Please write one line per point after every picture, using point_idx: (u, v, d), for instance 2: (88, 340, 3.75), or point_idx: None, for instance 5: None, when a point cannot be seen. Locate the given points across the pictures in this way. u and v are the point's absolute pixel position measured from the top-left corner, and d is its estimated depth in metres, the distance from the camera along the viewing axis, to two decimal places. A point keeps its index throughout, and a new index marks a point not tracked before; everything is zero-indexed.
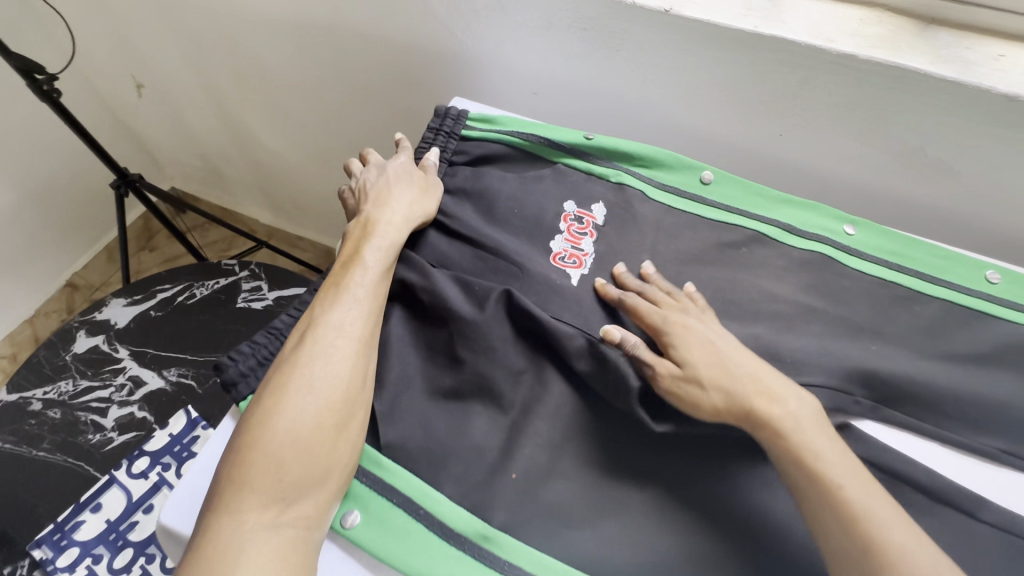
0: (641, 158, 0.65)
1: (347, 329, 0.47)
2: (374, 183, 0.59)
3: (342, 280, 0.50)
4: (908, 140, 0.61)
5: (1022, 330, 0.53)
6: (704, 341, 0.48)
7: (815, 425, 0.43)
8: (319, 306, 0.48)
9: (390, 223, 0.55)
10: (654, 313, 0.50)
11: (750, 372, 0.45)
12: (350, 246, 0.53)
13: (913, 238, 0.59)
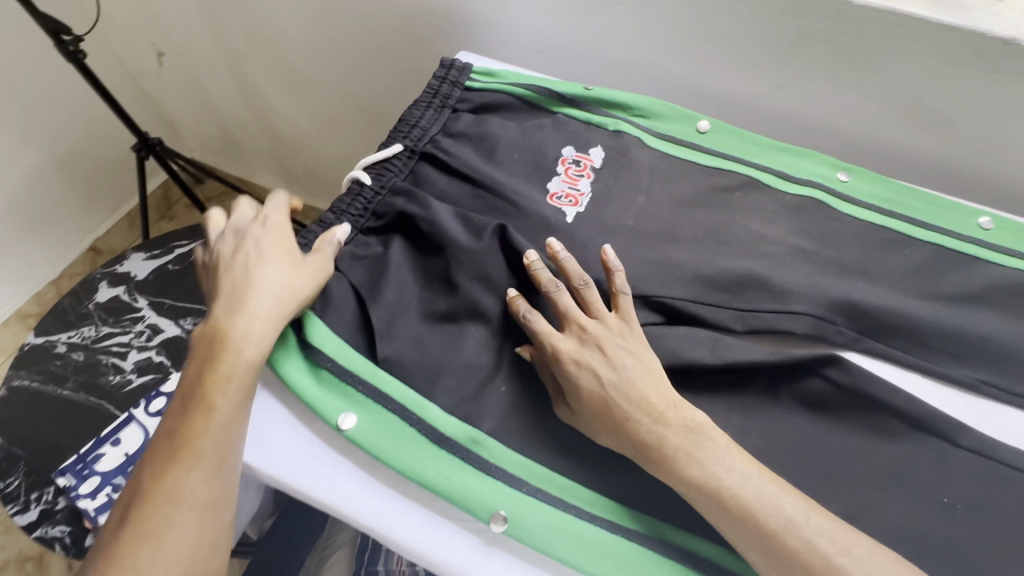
0: (639, 109, 0.66)
1: (183, 489, 0.40)
2: (227, 265, 0.49)
3: (179, 422, 0.42)
4: (906, 90, 0.61)
5: (1010, 271, 0.54)
6: (599, 369, 0.44)
7: (697, 457, 0.40)
8: (150, 465, 0.41)
9: (241, 332, 0.45)
10: (549, 345, 0.46)
11: (638, 408, 0.42)
12: (193, 369, 0.44)
13: (907, 186, 0.60)
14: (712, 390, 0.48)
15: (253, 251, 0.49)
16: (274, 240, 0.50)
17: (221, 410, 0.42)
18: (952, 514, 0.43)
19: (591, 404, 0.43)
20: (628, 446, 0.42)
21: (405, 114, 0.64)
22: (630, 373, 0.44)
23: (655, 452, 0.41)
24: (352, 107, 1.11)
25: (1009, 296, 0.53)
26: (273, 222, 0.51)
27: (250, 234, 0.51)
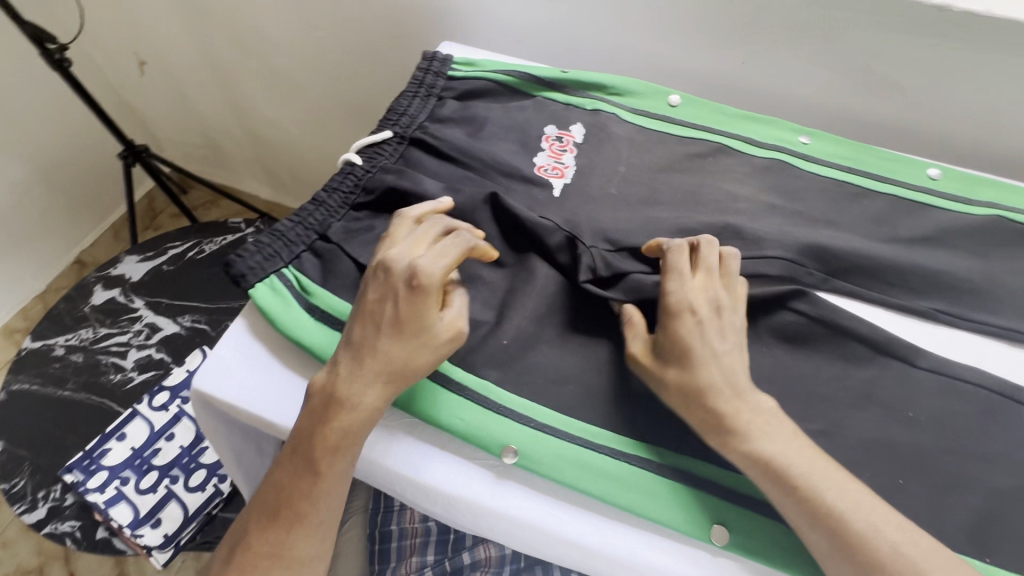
0: (615, 88, 0.70)
1: (288, 547, 0.43)
2: (363, 318, 0.45)
3: (289, 479, 0.43)
4: (856, 58, 0.67)
5: (956, 214, 0.60)
6: (712, 332, 0.45)
7: (767, 439, 0.41)
8: (261, 511, 0.44)
9: (351, 404, 0.43)
10: (672, 287, 0.47)
11: (725, 383, 0.43)
12: (305, 422, 0.44)
13: (863, 146, 0.65)
14: None
15: (387, 310, 0.44)
16: (414, 304, 0.44)
17: (327, 480, 0.43)
18: (917, 426, 0.47)
19: (688, 355, 0.44)
20: (705, 415, 0.43)
21: (393, 105, 0.67)
22: (725, 352, 0.45)
23: (732, 432, 0.42)
24: (338, 107, 1.14)
25: (959, 236, 0.58)
26: (428, 287, 0.44)
27: (400, 287, 0.44)
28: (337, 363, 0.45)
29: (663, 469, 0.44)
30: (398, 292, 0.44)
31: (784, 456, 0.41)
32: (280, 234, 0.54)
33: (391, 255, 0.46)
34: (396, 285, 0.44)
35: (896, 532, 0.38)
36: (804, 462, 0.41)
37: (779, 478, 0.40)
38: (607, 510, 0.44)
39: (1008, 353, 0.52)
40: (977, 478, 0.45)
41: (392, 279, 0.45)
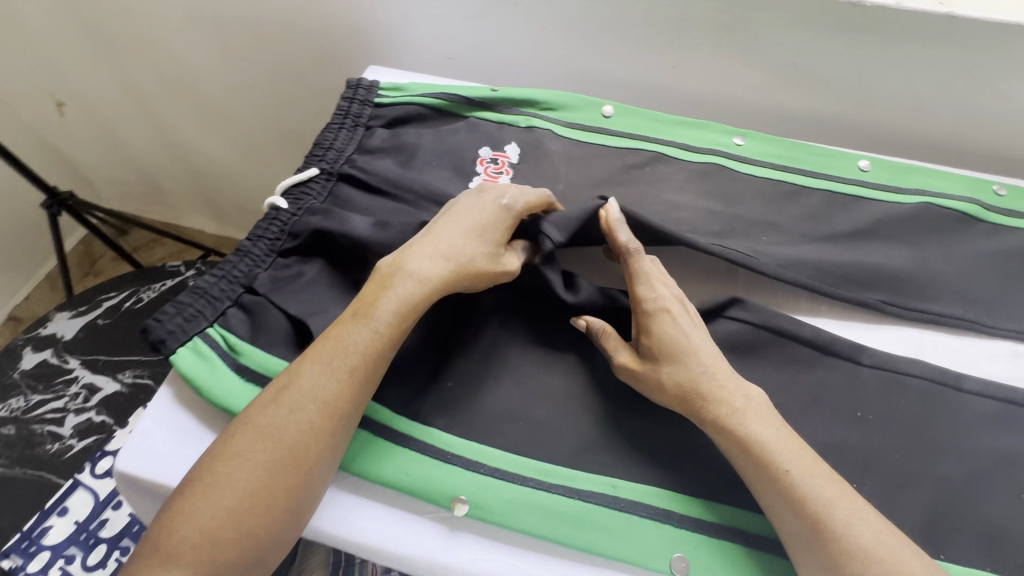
0: (548, 103, 0.69)
1: (336, 399, 0.42)
2: (447, 217, 0.49)
3: (345, 334, 0.43)
4: (781, 56, 0.67)
5: (888, 204, 0.60)
6: (688, 325, 0.46)
7: (764, 417, 0.42)
8: (312, 361, 0.43)
9: (416, 276, 0.45)
10: (640, 289, 0.48)
11: (716, 367, 0.45)
12: (368, 289, 0.46)
13: (794, 142, 0.66)
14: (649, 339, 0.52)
15: (467, 216, 0.48)
16: (495, 217, 0.48)
17: (382, 340, 0.44)
18: (865, 426, 0.48)
19: (677, 349, 0.45)
20: (706, 403, 0.43)
21: (318, 138, 0.65)
22: (704, 342, 0.46)
23: (731, 414, 0.42)
24: (274, 136, 1.10)
25: (891, 227, 0.59)
26: (511, 208, 0.49)
27: (488, 202, 0.49)
28: (413, 244, 0.47)
29: (620, 502, 0.43)
30: (485, 204, 0.49)
31: (772, 445, 0.41)
32: (201, 291, 0.51)
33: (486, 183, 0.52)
34: (484, 201, 0.49)
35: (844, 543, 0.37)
36: (793, 449, 0.41)
37: (765, 463, 0.41)
38: (567, 552, 0.43)
39: (945, 340, 0.53)
40: (926, 472, 0.45)
41: (476, 201, 0.50)
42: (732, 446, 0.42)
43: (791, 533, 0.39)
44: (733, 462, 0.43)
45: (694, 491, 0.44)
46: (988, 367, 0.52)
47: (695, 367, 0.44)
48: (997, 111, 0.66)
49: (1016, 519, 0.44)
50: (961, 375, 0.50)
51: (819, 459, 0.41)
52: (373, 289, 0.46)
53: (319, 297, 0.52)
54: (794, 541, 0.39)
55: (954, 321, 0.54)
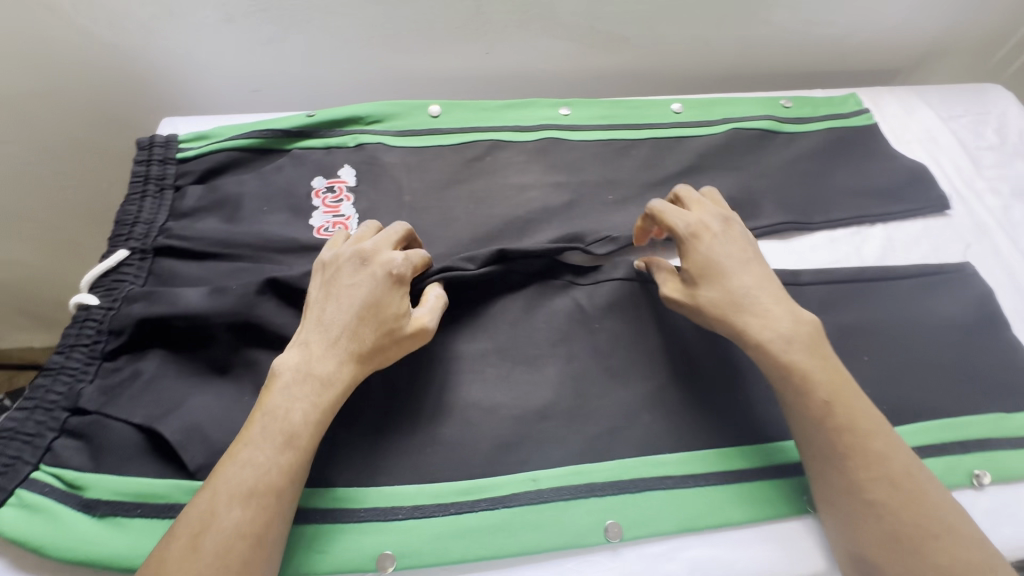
0: (372, 116, 0.66)
1: (267, 532, 0.38)
2: (342, 295, 0.44)
3: (261, 451, 0.39)
4: (579, 23, 0.70)
5: (703, 139, 0.67)
6: (725, 245, 0.48)
7: (806, 347, 0.44)
8: (225, 491, 0.38)
9: (320, 377, 0.42)
10: (675, 218, 0.49)
11: (755, 287, 0.46)
12: (274, 399, 0.41)
13: (614, 102, 0.70)
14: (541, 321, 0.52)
15: (354, 300, 0.44)
16: (386, 295, 0.44)
17: (303, 450, 0.40)
18: None
19: (715, 271, 0.47)
20: (742, 319, 0.45)
21: (119, 215, 0.56)
22: (750, 268, 0.47)
23: (773, 344, 0.44)
24: (78, 228, 0.92)
25: (711, 158, 0.65)
26: (405, 274, 0.46)
27: (376, 276, 0.45)
28: (314, 336, 0.43)
29: (544, 494, 0.43)
30: (374, 279, 0.45)
31: (811, 378, 0.43)
32: (10, 434, 0.42)
33: (368, 248, 0.46)
34: (374, 273, 0.45)
35: (870, 481, 0.40)
36: (833, 383, 0.43)
37: (802, 394, 0.43)
38: (507, 562, 0.42)
39: (781, 245, 0.59)
40: None
41: (359, 275, 0.45)
42: (779, 373, 0.43)
43: (823, 468, 0.42)
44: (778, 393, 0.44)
45: (608, 455, 0.45)
46: (814, 258, 0.58)
47: (733, 293, 0.46)
48: (765, 37, 0.75)
49: (866, 381, 0.50)
50: (797, 271, 0.56)
51: (858, 393, 0.43)
52: (279, 397, 0.41)
53: (168, 393, 0.45)
54: (819, 467, 0.42)
55: (783, 225, 0.59)
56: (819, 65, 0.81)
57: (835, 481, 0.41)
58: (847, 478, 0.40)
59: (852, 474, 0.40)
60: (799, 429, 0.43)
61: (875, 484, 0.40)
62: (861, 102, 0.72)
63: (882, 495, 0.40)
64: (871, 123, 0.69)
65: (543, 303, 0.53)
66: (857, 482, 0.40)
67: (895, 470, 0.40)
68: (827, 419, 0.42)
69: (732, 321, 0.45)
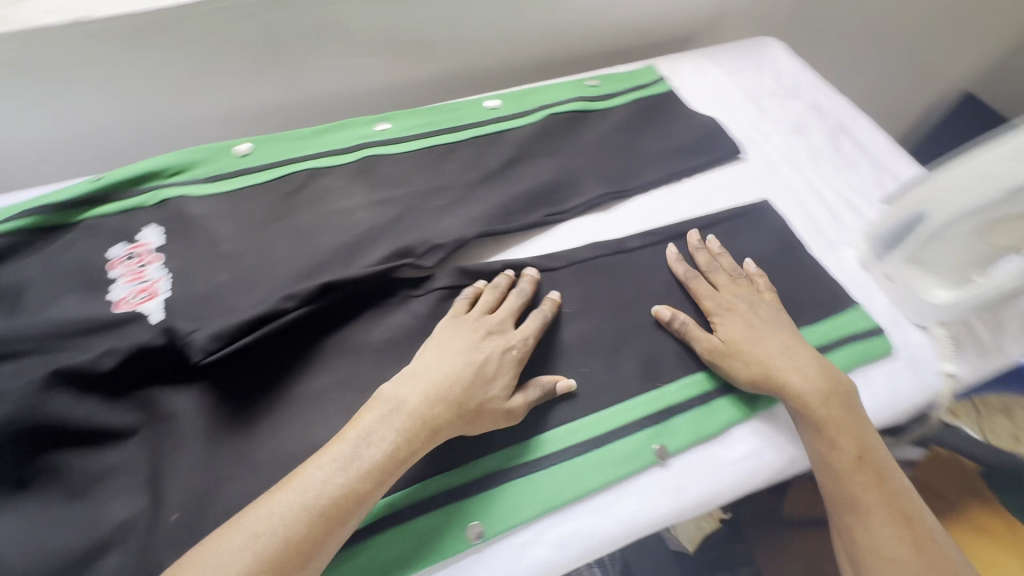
0: (172, 167, 0.61)
1: (321, 550, 0.36)
2: (475, 352, 0.46)
3: (333, 472, 0.37)
4: (378, 36, 0.70)
5: (519, 130, 0.69)
6: (752, 313, 0.52)
7: (840, 403, 0.47)
8: (297, 501, 0.36)
9: (424, 415, 0.41)
10: (705, 292, 0.54)
11: (787, 351, 0.49)
12: (369, 422, 0.40)
13: (429, 109, 0.70)
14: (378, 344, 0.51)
15: (477, 359, 0.46)
16: (501, 370, 0.46)
17: (381, 481, 0.39)
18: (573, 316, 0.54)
19: (745, 332, 0.50)
20: (774, 379, 0.47)
21: None
22: (778, 329, 0.51)
23: (804, 403, 0.46)
24: None
25: (530, 146, 0.67)
26: (524, 355, 0.48)
27: (503, 348, 0.47)
28: (415, 396, 0.42)
29: (402, 517, 0.42)
30: (500, 353, 0.47)
31: (841, 429, 0.45)
32: None
33: (497, 320, 0.50)
34: (501, 347, 0.47)
35: (890, 538, 0.42)
36: (865, 442, 0.45)
37: (832, 446, 0.45)
38: None
39: (605, 216, 0.62)
40: (626, 327, 0.53)
41: (490, 339, 0.48)
42: (808, 426, 0.46)
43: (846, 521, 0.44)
44: (810, 447, 0.47)
45: (462, 458, 0.45)
46: (636, 222, 0.62)
47: (761, 350, 0.49)
48: (563, 22, 0.79)
49: None
50: (622, 239, 0.59)
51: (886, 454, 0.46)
52: (381, 432, 0.40)
53: None
54: (843, 519, 0.44)
55: (604, 198, 0.62)
56: (621, 41, 0.86)
57: (857, 539, 0.43)
58: (867, 521, 0.43)
59: (874, 530, 0.42)
60: (826, 484, 0.45)
61: (895, 528, 0.42)
62: (659, 72, 0.78)
63: (896, 542, 0.42)
64: (669, 89, 0.75)
65: (378, 323, 0.52)
66: (871, 527, 0.43)
67: (917, 532, 0.42)
68: (850, 473, 0.44)
69: (768, 375, 0.48)
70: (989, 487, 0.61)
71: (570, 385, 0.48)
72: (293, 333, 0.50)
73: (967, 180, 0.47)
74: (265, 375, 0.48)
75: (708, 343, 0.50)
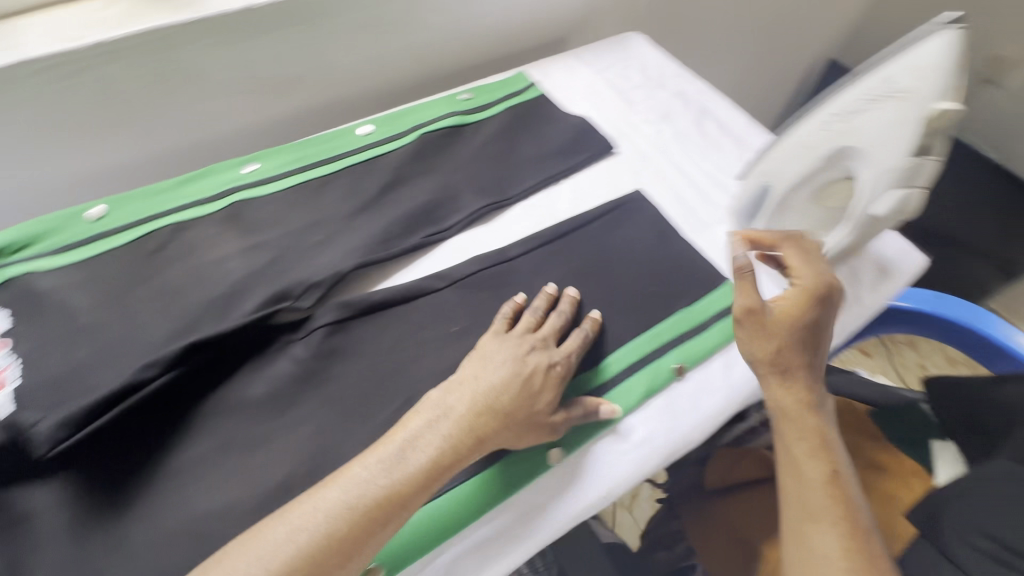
0: (15, 243, 0.56)
1: (361, 550, 0.38)
2: (525, 366, 0.47)
3: (375, 471, 0.40)
4: (233, 76, 0.68)
5: (394, 153, 0.68)
6: (818, 296, 0.49)
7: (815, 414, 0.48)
8: (341, 499, 0.38)
9: (470, 423, 0.44)
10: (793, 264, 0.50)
11: (807, 348, 0.49)
12: (415, 423, 0.43)
13: (298, 144, 0.69)
14: (258, 397, 0.49)
15: (523, 375, 0.47)
16: (545, 387, 0.47)
17: (425, 485, 0.41)
18: (463, 333, 0.54)
19: (806, 313, 0.48)
20: (765, 373, 0.49)
21: None
22: (818, 326, 0.49)
23: (785, 408, 0.48)
24: None
25: (407, 167, 0.67)
26: (567, 372, 0.49)
27: (545, 364, 0.48)
28: (475, 406, 0.44)
29: None
30: (544, 369, 0.48)
31: (811, 439, 0.47)
32: None
33: (541, 335, 0.50)
34: (546, 362, 0.48)
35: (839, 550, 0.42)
36: (835, 459, 0.47)
37: (803, 452, 0.47)
38: None
39: (488, 228, 0.63)
40: None
41: (537, 352, 0.49)
42: (783, 428, 0.48)
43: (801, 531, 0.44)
44: (783, 451, 0.48)
45: None
46: (518, 229, 0.63)
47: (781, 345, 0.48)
48: (428, 40, 0.79)
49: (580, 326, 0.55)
50: (504, 249, 0.60)
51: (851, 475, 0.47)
52: (433, 433, 0.43)
53: None
54: (799, 529, 0.44)
55: (483, 210, 0.63)
56: (492, 53, 0.88)
57: (809, 550, 0.43)
58: (812, 521, 0.44)
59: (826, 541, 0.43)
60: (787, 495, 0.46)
61: (840, 536, 0.43)
62: (529, 78, 0.80)
63: (833, 547, 0.42)
64: (539, 94, 0.77)
65: (256, 375, 0.50)
66: (815, 529, 0.43)
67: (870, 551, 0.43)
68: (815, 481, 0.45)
69: (770, 367, 0.48)
70: (875, 425, 0.65)
71: (613, 410, 0.49)
72: (157, 406, 0.47)
73: (790, 154, 0.51)
74: (136, 452, 0.45)
75: (746, 303, 0.49)
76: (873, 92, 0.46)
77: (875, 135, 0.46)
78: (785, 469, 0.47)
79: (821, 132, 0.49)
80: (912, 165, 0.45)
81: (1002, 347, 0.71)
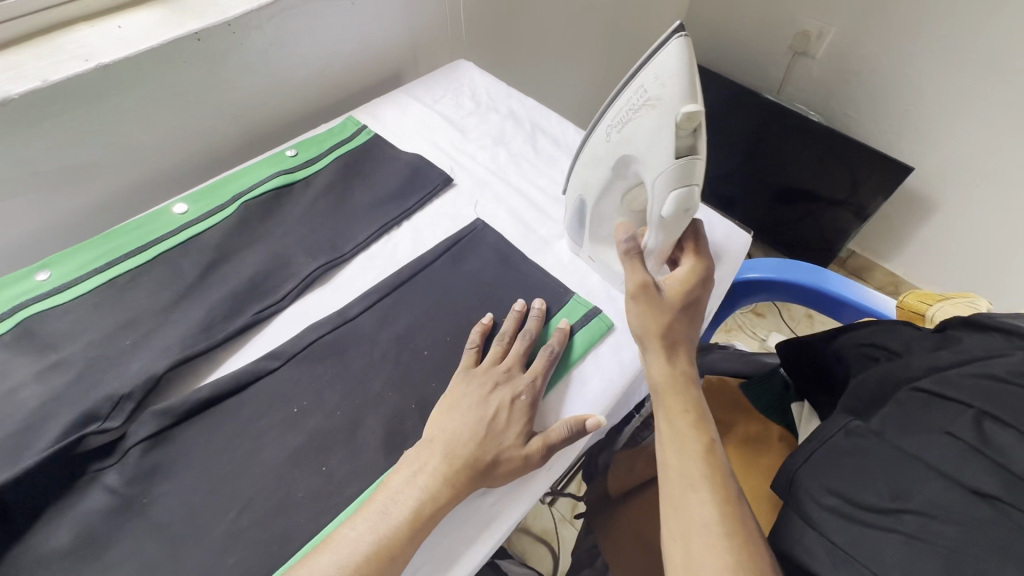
0: None
1: None
2: (488, 405, 0.48)
3: (363, 530, 0.40)
4: (3, 176, 0.60)
5: (215, 227, 0.63)
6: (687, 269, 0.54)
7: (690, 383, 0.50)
8: (334, 562, 0.39)
9: (447, 473, 0.44)
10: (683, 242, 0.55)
11: (686, 317, 0.52)
12: (400, 475, 0.44)
13: (100, 238, 0.62)
14: (63, 547, 0.42)
15: (489, 412, 0.47)
16: (508, 423, 0.47)
17: (412, 538, 0.41)
18: (307, 412, 0.50)
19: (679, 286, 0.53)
20: (651, 350, 0.51)
21: None
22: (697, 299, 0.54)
23: (665, 381, 0.50)
24: None
25: (231, 241, 0.62)
26: (534, 400, 0.49)
27: (507, 397, 0.49)
28: (449, 449, 0.45)
29: None
30: (509, 402, 0.48)
31: (686, 408, 0.49)
32: None
33: (506, 366, 0.51)
34: (510, 395, 0.49)
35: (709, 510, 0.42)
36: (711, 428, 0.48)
37: (679, 418, 0.48)
38: None
39: (326, 290, 0.59)
40: (362, 400, 0.50)
41: (498, 385, 0.49)
42: (663, 397, 0.49)
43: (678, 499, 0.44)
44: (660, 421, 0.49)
45: None
46: (359, 285, 0.60)
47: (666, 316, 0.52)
48: (242, 100, 0.75)
49: (432, 374, 0.52)
50: (344, 310, 0.57)
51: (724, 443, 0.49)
52: (417, 483, 0.43)
53: None
54: (675, 496, 0.44)
55: (318, 271, 0.60)
56: (321, 101, 0.85)
57: (685, 517, 0.43)
58: (692, 490, 0.43)
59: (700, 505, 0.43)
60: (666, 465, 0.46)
61: (717, 502, 0.42)
62: (359, 121, 0.77)
63: (709, 514, 0.42)
64: (369, 137, 0.75)
65: (61, 520, 0.43)
66: (694, 497, 0.43)
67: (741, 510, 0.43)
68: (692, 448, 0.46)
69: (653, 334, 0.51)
70: (743, 398, 0.70)
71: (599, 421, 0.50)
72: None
73: (594, 167, 0.56)
74: None
75: (638, 279, 0.52)
76: (632, 104, 0.50)
77: (643, 141, 0.49)
78: (669, 440, 0.47)
79: (605, 143, 0.54)
80: (679, 165, 0.47)
81: (840, 297, 0.78)
